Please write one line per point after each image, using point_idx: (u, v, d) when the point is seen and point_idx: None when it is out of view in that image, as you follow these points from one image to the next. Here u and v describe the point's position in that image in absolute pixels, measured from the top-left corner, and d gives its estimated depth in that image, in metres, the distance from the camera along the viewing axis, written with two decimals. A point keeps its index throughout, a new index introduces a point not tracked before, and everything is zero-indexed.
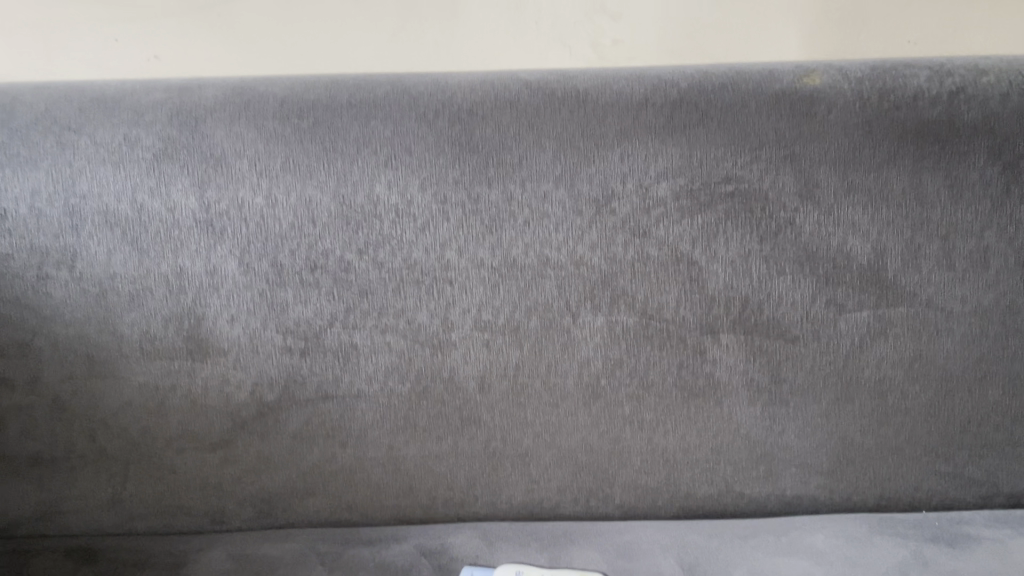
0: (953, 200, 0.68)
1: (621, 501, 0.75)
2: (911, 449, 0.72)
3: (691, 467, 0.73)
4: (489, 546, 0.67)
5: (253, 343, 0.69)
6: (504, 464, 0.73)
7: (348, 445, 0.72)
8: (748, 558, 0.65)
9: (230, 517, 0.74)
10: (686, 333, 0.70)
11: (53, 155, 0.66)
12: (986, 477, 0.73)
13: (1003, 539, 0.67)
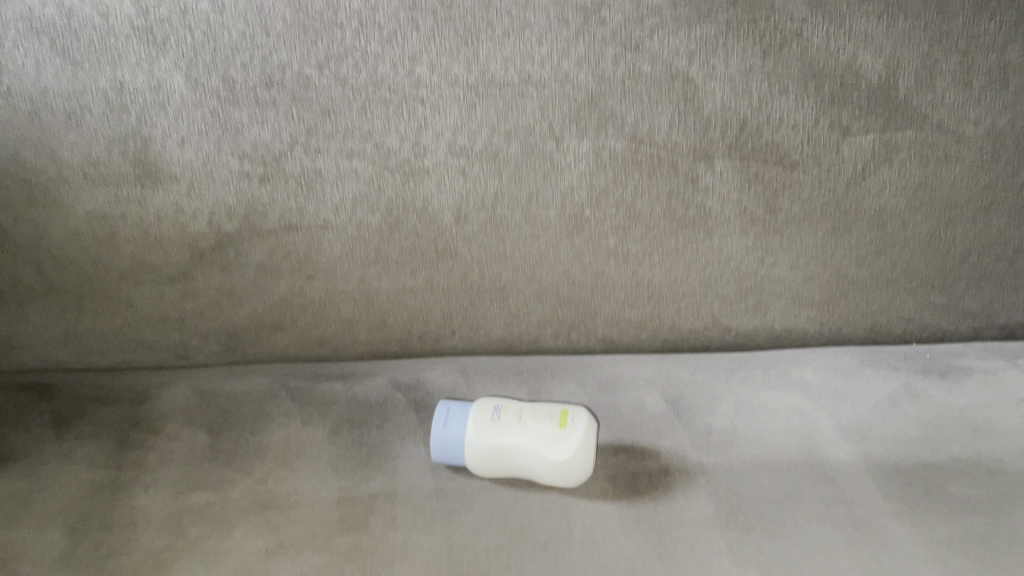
0: (977, 10, 0.60)
1: (604, 336, 0.72)
2: (907, 282, 0.69)
3: (678, 301, 0.70)
4: (466, 381, 0.65)
5: (207, 168, 0.63)
6: (482, 299, 0.69)
7: (316, 279, 0.68)
8: (735, 392, 0.62)
9: (193, 353, 0.71)
10: (677, 159, 0.64)
11: None
12: (982, 310, 0.71)
13: (997, 370, 0.64)
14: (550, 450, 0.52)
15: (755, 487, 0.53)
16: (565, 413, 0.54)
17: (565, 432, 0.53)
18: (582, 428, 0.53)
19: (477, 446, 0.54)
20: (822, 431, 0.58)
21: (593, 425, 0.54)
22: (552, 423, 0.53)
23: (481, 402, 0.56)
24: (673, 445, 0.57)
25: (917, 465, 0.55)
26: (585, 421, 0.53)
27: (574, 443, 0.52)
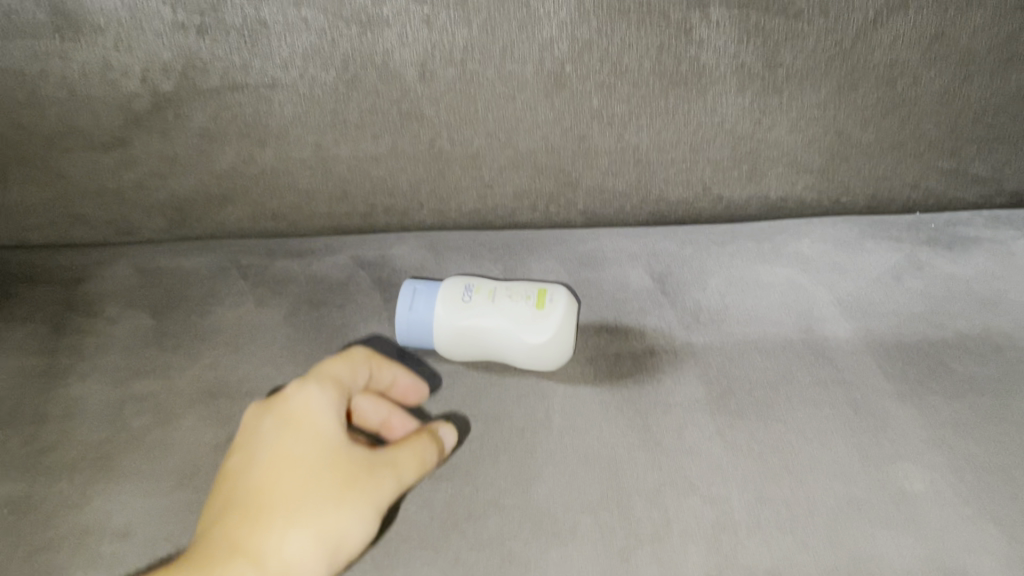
0: None
1: (585, 208, 0.66)
2: (914, 145, 0.63)
3: (666, 168, 0.64)
4: (436, 257, 0.59)
5: (134, 17, 0.54)
6: (452, 168, 0.63)
7: (267, 146, 0.61)
8: (727, 266, 0.57)
9: (138, 227, 0.65)
10: (667, 6, 0.56)
11: None
12: (992, 175, 0.65)
13: (1006, 239, 0.60)
14: (526, 332, 0.48)
15: (748, 369, 0.50)
16: (542, 293, 0.49)
17: (543, 312, 0.48)
18: (560, 309, 0.48)
19: (446, 329, 0.49)
20: (819, 307, 0.54)
21: (572, 305, 0.49)
22: (528, 304, 0.49)
23: (449, 282, 0.51)
24: (660, 324, 0.53)
25: (920, 342, 0.51)
26: (564, 302, 0.49)
27: (552, 325, 0.48)
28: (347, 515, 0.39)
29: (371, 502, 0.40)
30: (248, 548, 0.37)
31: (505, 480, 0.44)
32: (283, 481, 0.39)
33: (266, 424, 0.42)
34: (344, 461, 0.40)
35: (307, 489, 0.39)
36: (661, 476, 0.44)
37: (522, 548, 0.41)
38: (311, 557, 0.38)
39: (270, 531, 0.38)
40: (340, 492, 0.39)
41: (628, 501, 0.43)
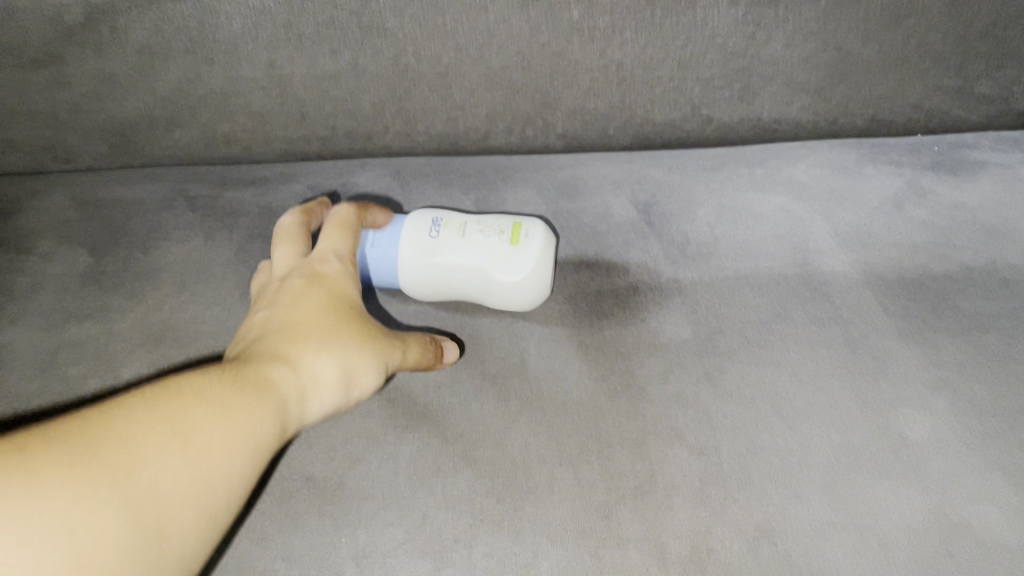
0: None
1: (564, 130, 0.62)
2: (919, 62, 0.59)
3: (651, 87, 0.59)
4: (403, 186, 0.55)
5: None
6: (419, 87, 0.57)
7: (214, 64, 0.55)
8: (717, 195, 0.53)
9: (77, 152, 0.60)
10: None
11: None
12: (999, 94, 0.61)
13: (1014, 164, 0.56)
14: (499, 272, 0.44)
15: (739, 307, 0.46)
16: (516, 228, 0.45)
17: (518, 249, 0.44)
18: (537, 246, 0.44)
19: (411, 269, 0.45)
20: (815, 239, 0.50)
21: (550, 242, 0.45)
22: (501, 240, 0.44)
23: (413, 216, 0.46)
24: (644, 259, 0.49)
25: (923, 275, 0.48)
26: (541, 238, 0.45)
27: (528, 265, 0.44)
28: (366, 355, 0.38)
29: (387, 354, 0.39)
30: (280, 355, 0.36)
31: (477, 430, 0.40)
32: (315, 316, 0.38)
33: (290, 279, 0.41)
34: (363, 322, 0.40)
35: (333, 324, 0.38)
36: (645, 425, 0.40)
37: (495, 506, 0.38)
38: (332, 386, 0.36)
39: (298, 346, 0.36)
40: (364, 336, 0.39)
41: (611, 452, 0.39)
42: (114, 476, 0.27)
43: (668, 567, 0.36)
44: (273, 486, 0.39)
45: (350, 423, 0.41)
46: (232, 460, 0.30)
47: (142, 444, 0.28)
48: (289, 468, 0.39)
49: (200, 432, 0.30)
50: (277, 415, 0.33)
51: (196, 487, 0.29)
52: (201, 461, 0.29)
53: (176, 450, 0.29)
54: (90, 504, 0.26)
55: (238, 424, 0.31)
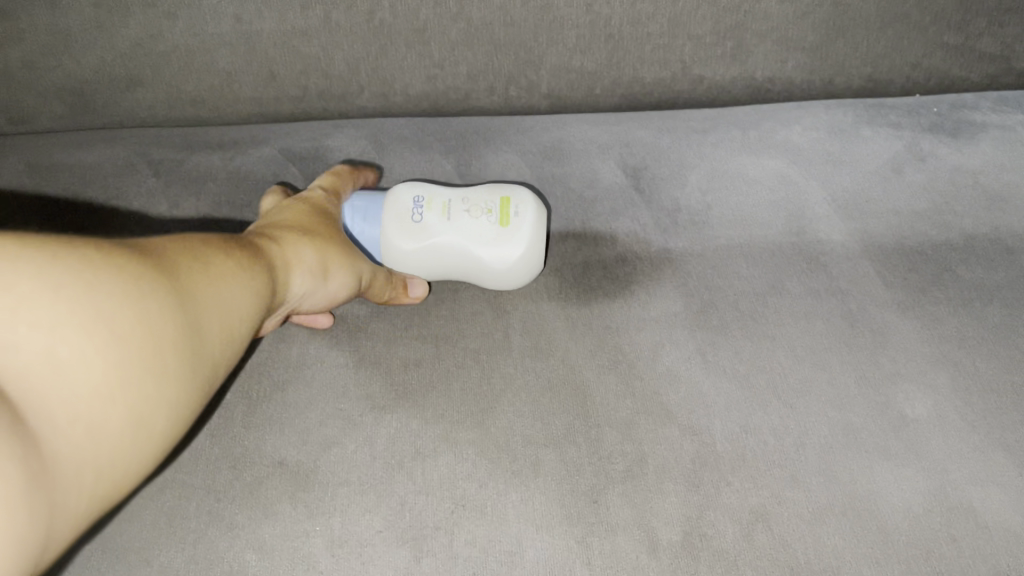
0: None
1: (550, 91, 0.58)
2: (918, 18, 0.56)
3: (641, 45, 0.56)
4: (379, 149, 0.52)
5: None
6: (395, 44, 0.54)
7: (178, 18, 0.52)
8: (709, 159, 0.51)
9: (34, 115, 0.56)
10: None
11: None
12: (1002, 53, 0.58)
13: (1016, 126, 0.54)
14: (494, 256, 0.42)
15: (733, 278, 0.44)
16: (505, 204, 0.43)
17: (507, 232, 0.42)
18: (528, 228, 0.42)
19: (401, 258, 0.43)
20: (811, 205, 0.48)
21: (541, 215, 0.43)
22: (492, 220, 0.42)
23: (394, 197, 0.43)
24: (633, 227, 0.47)
25: (923, 244, 0.46)
26: (533, 213, 0.43)
27: (522, 244, 0.42)
28: (339, 258, 0.41)
29: (360, 266, 0.42)
30: (268, 240, 0.39)
31: (458, 411, 0.38)
32: (304, 224, 0.42)
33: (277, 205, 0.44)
34: (344, 239, 0.43)
35: (312, 232, 0.41)
36: (635, 404, 0.39)
37: (478, 491, 0.36)
38: (311, 271, 0.40)
39: (282, 235, 0.40)
40: (342, 248, 0.41)
41: (599, 433, 0.38)
42: (163, 286, 0.30)
43: (659, 553, 0.34)
44: (243, 471, 0.36)
45: (325, 404, 0.39)
46: (244, 293, 0.34)
47: (179, 261, 0.32)
48: (260, 452, 0.37)
49: (219, 267, 0.34)
50: (271, 286, 0.36)
51: (220, 301, 0.33)
52: (223, 287, 0.33)
53: (202, 269, 0.33)
54: (151, 286, 0.30)
55: (241, 275, 0.35)
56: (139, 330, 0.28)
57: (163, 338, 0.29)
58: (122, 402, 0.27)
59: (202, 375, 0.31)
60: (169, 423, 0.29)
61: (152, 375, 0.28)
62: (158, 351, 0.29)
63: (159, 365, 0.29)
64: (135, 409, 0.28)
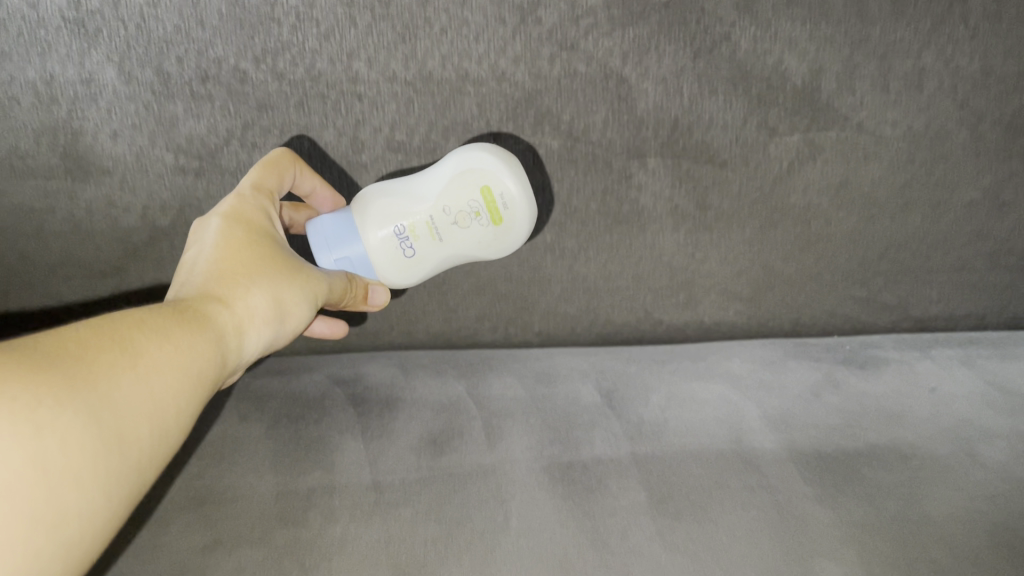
0: (896, 16, 0.62)
1: (541, 330, 0.73)
2: (830, 276, 0.72)
3: (612, 295, 0.71)
4: (406, 375, 0.66)
5: (140, 161, 0.64)
6: (420, 293, 0.70)
7: None
8: (666, 383, 0.64)
9: None
10: (611, 157, 0.65)
11: None
12: (900, 304, 0.74)
13: (912, 360, 0.68)
14: (500, 238, 0.60)
15: (685, 475, 0.56)
16: (487, 198, 0.58)
17: (500, 224, 0.59)
18: (511, 218, 0.59)
19: (415, 272, 0.61)
20: (748, 420, 0.60)
21: (521, 185, 0.58)
22: (485, 216, 0.59)
23: (381, 230, 0.59)
24: (606, 435, 0.59)
25: (835, 451, 0.58)
26: (515, 192, 0.58)
27: (513, 223, 0.59)
28: (289, 289, 0.50)
29: (309, 287, 0.52)
30: (219, 294, 0.47)
31: None
32: (241, 257, 0.50)
33: (212, 217, 0.52)
34: (285, 259, 0.51)
35: (257, 262, 0.50)
36: None
37: None
38: (265, 317, 0.49)
39: (233, 288, 0.48)
40: (285, 278, 0.50)
41: None
42: (90, 390, 0.36)
43: None
44: None
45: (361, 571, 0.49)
46: (173, 386, 0.40)
47: (104, 372, 0.37)
48: None
49: (148, 362, 0.40)
50: (213, 341, 0.44)
51: (146, 403, 0.39)
52: (152, 378, 0.39)
53: (131, 364, 0.39)
54: (68, 412, 0.34)
55: (186, 350, 0.42)
56: (60, 460, 0.34)
57: (89, 448, 0.35)
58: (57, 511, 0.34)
59: (126, 469, 0.37)
60: (99, 520, 0.36)
61: (84, 473, 0.35)
62: (73, 474, 0.34)
63: (82, 477, 0.35)
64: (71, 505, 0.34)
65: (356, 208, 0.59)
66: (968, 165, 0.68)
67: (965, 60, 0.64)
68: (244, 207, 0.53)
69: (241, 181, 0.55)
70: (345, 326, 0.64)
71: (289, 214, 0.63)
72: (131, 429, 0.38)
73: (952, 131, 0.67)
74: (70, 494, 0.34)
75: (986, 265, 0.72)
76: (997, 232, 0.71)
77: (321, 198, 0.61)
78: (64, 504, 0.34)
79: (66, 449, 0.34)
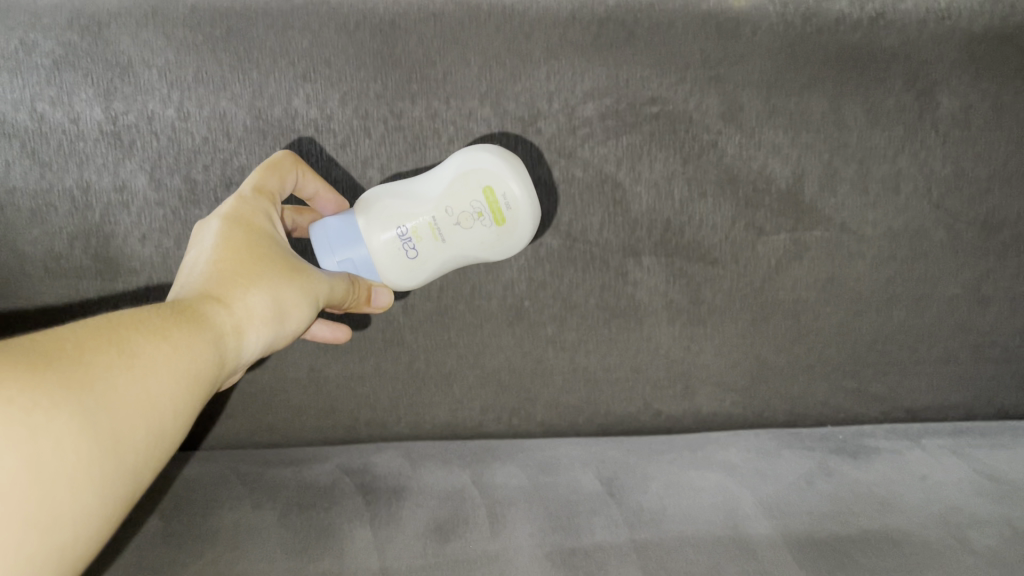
0: (870, 124, 0.68)
1: (544, 420, 0.75)
2: (821, 367, 0.75)
3: (612, 386, 0.74)
4: (413, 465, 0.68)
5: (165, 262, 0.68)
6: (427, 384, 0.73)
7: (267, 368, 0.71)
8: (665, 472, 0.67)
9: None
10: (609, 255, 0.69)
11: None
12: (891, 395, 0.76)
13: (903, 449, 0.70)
14: (501, 240, 0.60)
15: (683, 562, 0.58)
16: (490, 199, 0.58)
17: (503, 226, 0.59)
18: (515, 219, 0.59)
19: (416, 275, 0.61)
20: (744, 507, 0.63)
21: (524, 186, 0.58)
22: (488, 217, 0.59)
23: (384, 231, 0.59)
24: (607, 523, 0.61)
25: (829, 538, 0.60)
26: (518, 193, 0.58)
27: (516, 224, 0.59)
28: (290, 292, 0.48)
29: (311, 289, 0.50)
30: (218, 294, 0.45)
31: None
32: (242, 258, 0.48)
33: (212, 221, 0.50)
34: (287, 262, 0.50)
35: (258, 264, 0.48)
36: None
37: None
38: (267, 318, 0.47)
39: (232, 287, 0.46)
40: (287, 281, 0.48)
41: None
42: (86, 390, 0.34)
43: None
44: None
45: None
46: (170, 388, 0.39)
47: (103, 373, 0.35)
48: None
49: (146, 363, 0.38)
50: (211, 341, 0.42)
51: (144, 406, 0.37)
52: (149, 380, 0.37)
53: (128, 365, 0.37)
54: (64, 414, 0.33)
55: (184, 352, 0.40)
56: (55, 464, 0.32)
57: (85, 452, 0.33)
58: (48, 517, 0.32)
59: (123, 475, 0.35)
60: (93, 526, 0.34)
61: (81, 476, 0.33)
62: (67, 478, 0.32)
63: (77, 479, 0.33)
64: (64, 511, 0.32)
65: (359, 210, 0.60)
66: (948, 261, 0.72)
67: (937, 164, 0.69)
68: (244, 210, 0.52)
69: (242, 185, 0.54)
70: (347, 331, 0.63)
71: (291, 217, 0.62)
72: (129, 431, 0.36)
73: (930, 230, 0.71)
74: (64, 500, 0.32)
75: (971, 356, 0.75)
76: (980, 324, 0.74)
77: (324, 200, 0.61)
78: (57, 509, 0.32)
79: (62, 451, 0.32)
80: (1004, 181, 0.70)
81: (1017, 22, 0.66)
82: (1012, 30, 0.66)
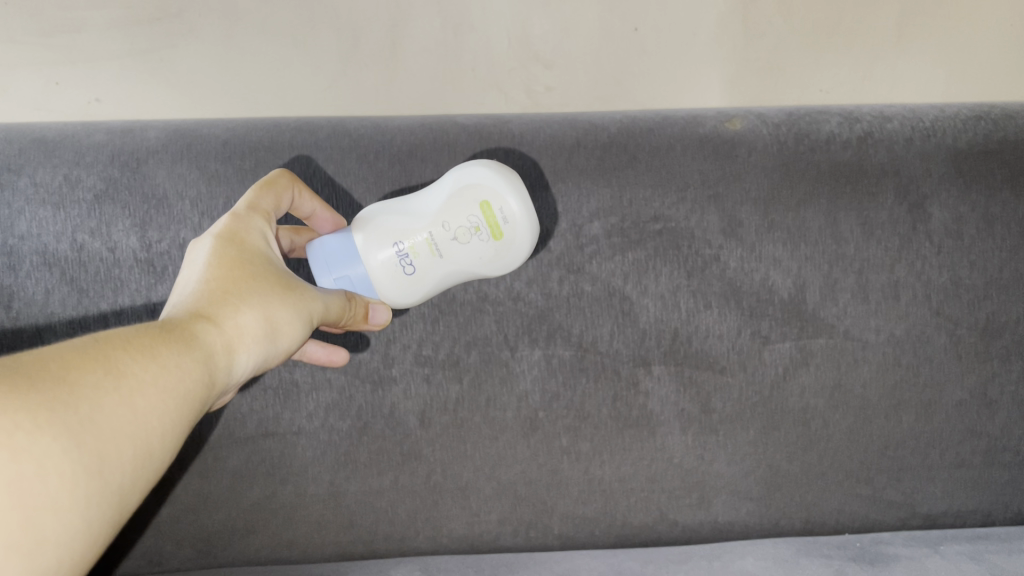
0: (866, 237, 0.71)
1: (560, 532, 0.76)
2: (835, 474, 0.75)
3: (627, 496, 0.75)
4: None
5: None
6: (444, 497, 0.74)
7: (287, 483, 0.72)
8: None
9: (168, 562, 0.74)
10: (619, 366, 0.71)
11: (7, 202, 0.67)
12: (906, 501, 0.76)
13: (921, 556, 0.70)
14: (499, 255, 0.60)
15: None
16: (487, 215, 0.59)
17: (500, 241, 0.60)
18: (513, 234, 0.59)
19: (415, 291, 0.62)
20: None
21: (521, 202, 0.59)
22: (485, 232, 0.59)
23: (383, 248, 0.60)
24: None
25: None
26: (516, 209, 0.59)
27: (515, 239, 0.60)
28: (279, 312, 0.48)
29: (301, 308, 0.50)
30: (209, 311, 0.44)
31: None
32: (235, 279, 0.47)
33: (206, 239, 0.50)
34: (279, 281, 0.49)
35: (249, 284, 0.48)
36: None
37: None
38: (256, 336, 0.46)
39: (223, 305, 0.45)
40: (276, 302, 0.48)
41: None
42: (69, 412, 0.32)
43: None
44: None
45: None
46: (160, 408, 0.37)
47: (88, 394, 0.34)
48: None
49: (133, 382, 0.36)
50: (200, 359, 0.41)
51: (131, 427, 0.35)
52: (137, 400, 0.36)
53: (114, 386, 0.35)
54: (48, 436, 0.31)
55: (171, 372, 0.38)
56: (36, 485, 0.30)
57: (69, 476, 0.31)
58: (32, 543, 0.30)
59: (108, 498, 0.33)
60: (77, 553, 0.32)
61: (66, 499, 0.31)
62: (49, 502, 0.31)
63: (61, 504, 0.31)
64: (47, 537, 0.30)
65: (358, 228, 0.61)
66: (952, 366, 0.73)
67: (934, 272, 0.72)
68: (235, 230, 0.51)
69: (236, 204, 0.55)
70: (344, 354, 0.65)
71: (290, 237, 0.65)
72: (116, 454, 0.34)
73: (932, 336, 0.72)
74: (46, 524, 0.30)
75: (983, 460, 0.75)
76: (988, 429, 0.75)
77: (321, 220, 0.63)
78: (41, 534, 0.30)
79: (44, 475, 0.30)
80: (1002, 287, 0.72)
81: (999, 138, 0.71)
82: (993, 146, 0.71)
